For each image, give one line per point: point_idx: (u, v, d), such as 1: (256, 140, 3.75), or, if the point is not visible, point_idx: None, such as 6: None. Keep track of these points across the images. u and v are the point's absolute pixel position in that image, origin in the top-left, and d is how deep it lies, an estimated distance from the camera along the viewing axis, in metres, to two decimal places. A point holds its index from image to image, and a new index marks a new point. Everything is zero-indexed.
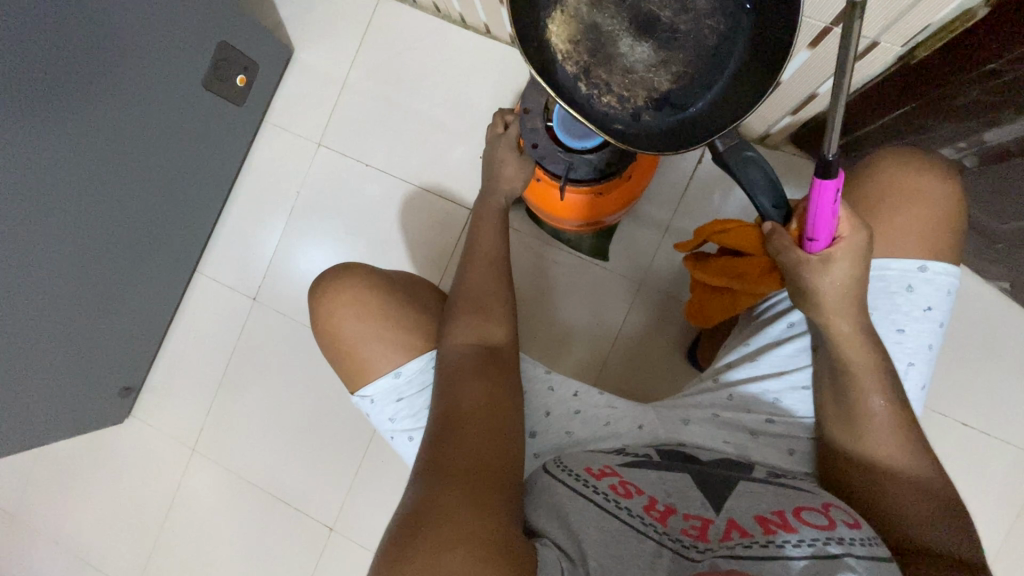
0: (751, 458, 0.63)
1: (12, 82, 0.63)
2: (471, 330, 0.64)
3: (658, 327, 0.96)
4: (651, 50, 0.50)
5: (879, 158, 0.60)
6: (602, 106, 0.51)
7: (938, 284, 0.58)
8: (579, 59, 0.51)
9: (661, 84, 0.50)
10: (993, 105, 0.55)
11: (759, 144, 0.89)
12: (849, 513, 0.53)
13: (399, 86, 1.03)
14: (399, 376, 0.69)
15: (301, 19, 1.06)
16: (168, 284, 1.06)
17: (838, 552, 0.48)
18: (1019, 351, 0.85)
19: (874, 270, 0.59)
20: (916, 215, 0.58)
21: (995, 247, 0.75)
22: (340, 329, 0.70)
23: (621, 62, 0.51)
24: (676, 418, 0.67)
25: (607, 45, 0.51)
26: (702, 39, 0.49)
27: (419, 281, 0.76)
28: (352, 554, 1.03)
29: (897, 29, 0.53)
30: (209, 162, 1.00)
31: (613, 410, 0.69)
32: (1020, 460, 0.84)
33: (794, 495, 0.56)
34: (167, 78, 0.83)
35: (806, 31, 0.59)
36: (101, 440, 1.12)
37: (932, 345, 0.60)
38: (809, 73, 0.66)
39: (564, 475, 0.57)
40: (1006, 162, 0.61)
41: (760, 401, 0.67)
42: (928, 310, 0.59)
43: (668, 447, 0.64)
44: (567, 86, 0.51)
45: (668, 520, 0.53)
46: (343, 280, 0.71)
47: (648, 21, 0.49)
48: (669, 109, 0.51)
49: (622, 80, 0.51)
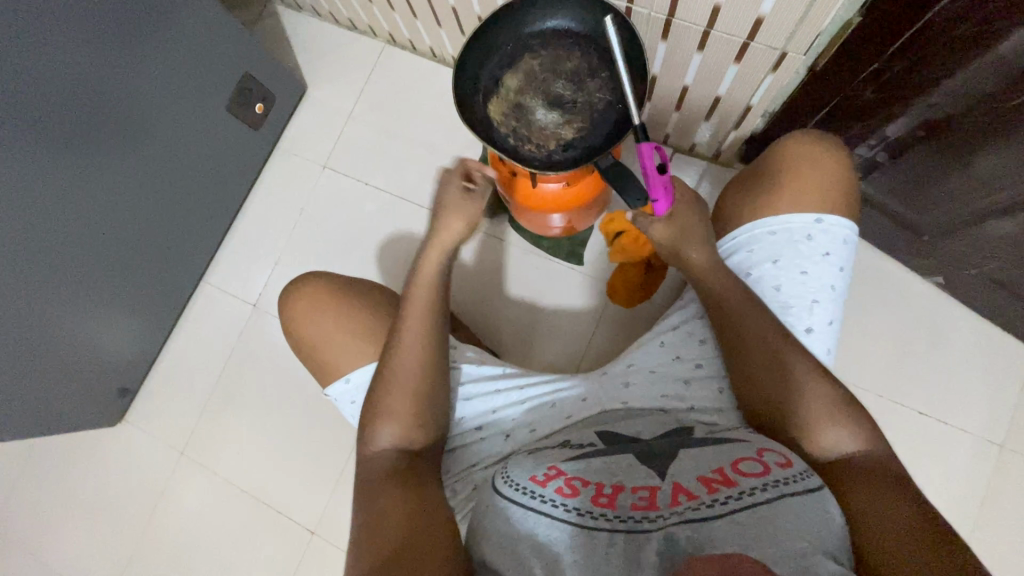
0: (684, 420, 0.66)
1: (51, 77, 0.75)
2: (386, 437, 0.66)
3: (628, 327, 1.02)
4: (559, 115, 0.70)
5: (785, 140, 0.72)
6: (524, 152, 0.70)
7: (834, 233, 0.68)
8: (509, 123, 0.70)
9: (566, 135, 0.70)
10: (885, 101, 0.67)
11: (713, 162, 1.01)
12: (781, 453, 0.57)
13: (398, 117, 1.17)
14: (349, 382, 0.74)
15: (315, 63, 1.22)
16: (176, 291, 1.14)
17: (775, 496, 0.51)
18: (964, 341, 0.91)
19: (779, 224, 0.69)
20: (816, 176, 0.69)
21: (923, 240, 0.84)
22: (300, 330, 0.76)
23: (538, 123, 0.70)
24: (618, 383, 0.72)
25: (527, 113, 0.70)
26: (594, 105, 0.70)
27: (373, 284, 0.80)
28: (333, 557, 1.03)
29: (796, 40, 0.64)
30: (224, 178, 1.12)
31: (557, 394, 0.74)
32: (976, 447, 0.89)
33: (731, 448, 0.58)
34: (195, 98, 0.96)
35: (729, 48, 0.70)
36: (92, 444, 1.15)
37: (835, 287, 0.68)
38: (740, 88, 0.77)
39: (508, 491, 0.55)
40: (911, 151, 0.73)
41: (690, 348, 0.73)
42: (826, 255, 0.68)
43: (612, 415, 0.69)
44: (499, 141, 0.70)
45: (616, 502, 0.53)
46: (302, 285, 0.77)
47: (555, 97, 0.70)
48: (573, 153, 0.69)
49: (538, 135, 0.70)
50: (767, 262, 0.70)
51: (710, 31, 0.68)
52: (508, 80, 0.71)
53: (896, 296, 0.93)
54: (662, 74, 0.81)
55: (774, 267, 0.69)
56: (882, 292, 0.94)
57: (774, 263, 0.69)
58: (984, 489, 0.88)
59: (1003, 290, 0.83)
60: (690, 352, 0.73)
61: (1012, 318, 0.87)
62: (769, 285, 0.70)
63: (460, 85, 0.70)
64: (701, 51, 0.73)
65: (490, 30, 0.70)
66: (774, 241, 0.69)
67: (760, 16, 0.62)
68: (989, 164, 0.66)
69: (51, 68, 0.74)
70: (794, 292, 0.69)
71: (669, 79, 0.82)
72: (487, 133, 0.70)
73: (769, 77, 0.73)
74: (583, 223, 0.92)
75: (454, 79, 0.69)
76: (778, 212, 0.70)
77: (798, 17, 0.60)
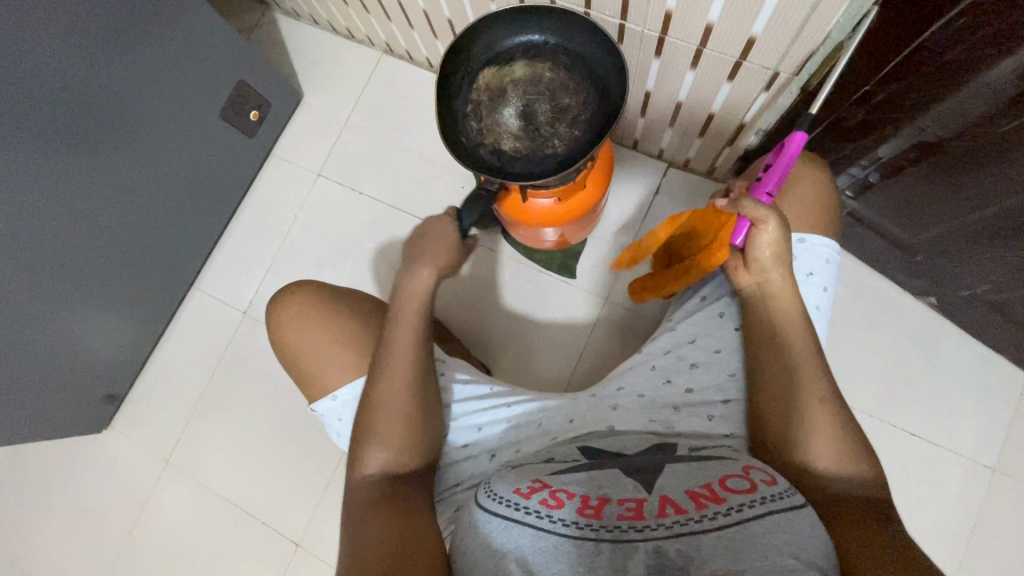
0: (670, 439, 0.65)
1: (42, 80, 0.74)
2: (375, 462, 0.64)
3: (620, 342, 1.01)
4: (519, 124, 0.68)
5: None
6: (464, 125, 0.68)
7: (817, 253, 0.68)
8: (482, 96, 0.68)
9: (505, 142, 0.68)
10: (877, 124, 0.68)
11: (707, 177, 1.01)
12: (767, 471, 0.56)
13: (394, 127, 1.17)
14: (336, 399, 0.73)
15: (312, 71, 1.22)
16: (166, 298, 1.13)
17: (762, 512, 0.50)
18: (956, 362, 0.91)
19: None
20: (800, 194, 0.69)
21: (915, 260, 0.84)
22: (283, 344, 0.74)
23: (499, 113, 0.68)
24: (606, 406, 0.71)
25: (501, 99, 0.68)
26: (547, 146, 0.67)
27: (365, 295, 0.79)
28: (317, 571, 1.02)
29: (788, 60, 0.64)
30: (217, 184, 1.11)
31: (544, 413, 0.72)
32: (967, 469, 0.88)
33: (717, 465, 0.57)
34: (190, 104, 0.96)
35: (722, 67, 0.70)
36: (77, 450, 1.14)
37: (820, 306, 0.69)
38: (733, 106, 0.77)
39: (491, 504, 0.54)
40: (902, 174, 0.73)
41: (681, 371, 0.71)
42: (810, 275, 0.69)
43: (595, 434, 0.67)
44: (456, 101, 0.69)
45: (603, 512, 0.52)
46: (283, 298, 0.75)
47: (531, 111, 0.68)
48: (496, 160, 0.68)
49: (488, 122, 0.68)
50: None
51: (703, 50, 0.68)
52: (517, 68, 0.68)
53: (888, 316, 0.93)
54: (656, 90, 0.81)
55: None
56: (874, 311, 0.93)
57: None
58: (976, 513, 0.87)
59: (995, 312, 0.82)
60: (680, 373, 0.72)
61: (1004, 340, 0.86)
62: None
63: (481, 31, 0.68)
64: (695, 68, 0.73)
65: (541, 15, 0.67)
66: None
67: (752, 36, 0.62)
68: (977, 187, 0.66)
69: (46, 74, 0.74)
70: None
71: (662, 94, 0.82)
72: (455, 87, 0.69)
73: (763, 95, 0.73)
74: (574, 235, 0.92)
75: (475, 21, 0.67)
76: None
77: (791, 37, 0.60)
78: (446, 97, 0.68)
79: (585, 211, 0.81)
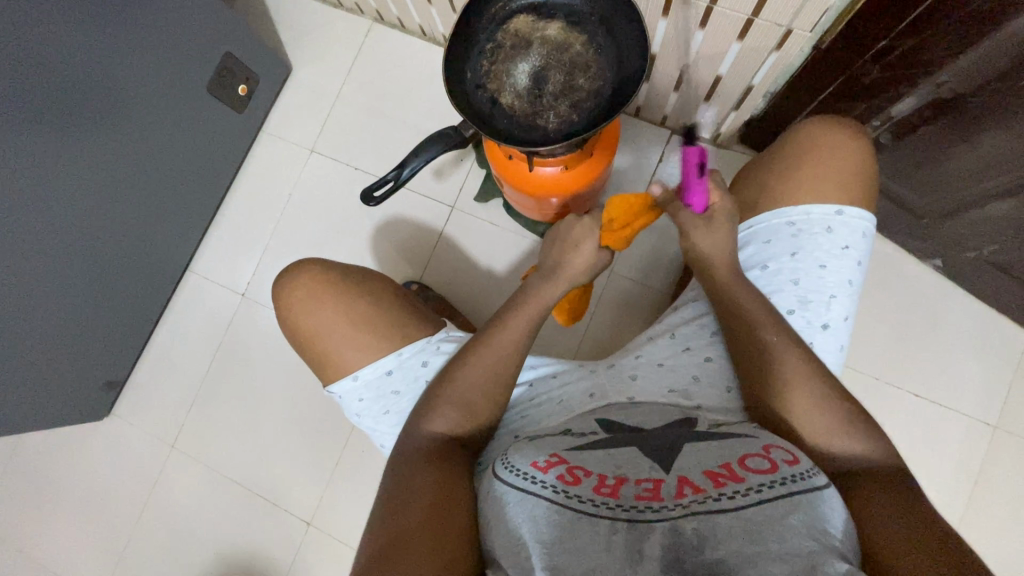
0: (690, 412, 0.64)
1: (23, 60, 0.70)
2: (444, 425, 0.64)
3: (628, 314, 1.01)
4: (527, 84, 0.65)
5: (804, 124, 0.72)
6: (478, 62, 0.66)
7: (853, 226, 0.68)
8: (507, 40, 0.65)
9: (504, 95, 0.65)
10: (892, 81, 0.66)
11: (713, 144, 1.00)
12: (788, 451, 0.56)
13: (388, 99, 1.13)
14: (358, 379, 0.72)
15: (300, 41, 1.17)
16: (161, 281, 1.11)
17: (782, 493, 0.49)
18: (960, 323, 0.92)
19: (799, 214, 0.69)
20: (834, 165, 0.68)
21: (923, 222, 0.84)
22: (298, 322, 0.72)
23: (514, 63, 0.65)
24: (625, 376, 0.71)
25: (523, 52, 0.65)
26: (539, 118, 0.65)
27: (375, 272, 0.77)
28: (330, 549, 1.02)
29: (803, 16, 0.62)
30: (207, 162, 1.07)
31: (565, 390, 0.72)
32: (970, 428, 0.90)
33: (737, 444, 0.57)
34: (176, 80, 0.92)
35: (732, 25, 0.67)
36: (79, 438, 1.13)
37: (852, 282, 0.68)
38: (742, 68, 0.75)
39: (510, 477, 0.54)
40: (916, 133, 0.72)
41: (701, 339, 0.72)
42: (846, 249, 0.68)
43: (617, 405, 0.66)
44: (481, 35, 0.66)
45: (620, 492, 0.52)
46: (296, 273, 0.74)
47: (542, 76, 0.65)
48: (488, 108, 0.66)
49: (500, 68, 0.65)
50: (785, 254, 0.69)
51: (713, 7, 0.65)
52: (552, 29, 0.65)
53: (894, 280, 0.93)
54: (662, 53, 0.79)
55: (793, 260, 0.69)
56: (880, 274, 0.93)
57: (792, 256, 0.69)
58: (977, 471, 0.88)
59: (1001, 273, 0.83)
60: (701, 344, 0.72)
61: (1008, 301, 0.87)
62: (786, 279, 0.69)
63: None
64: (703, 28, 0.70)
65: None
66: (791, 232, 0.69)
67: None
68: (993, 146, 0.65)
69: (27, 52, 0.70)
70: (813, 286, 0.68)
71: (668, 58, 0.79)
72: (486, 21, 0.66)
73: (773, 56, 0.71)
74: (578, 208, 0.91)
75: None
76: (797, 202, 0.69)
77: None
78: (473, 27, 0.66)
79: (590, 181, 0.79)
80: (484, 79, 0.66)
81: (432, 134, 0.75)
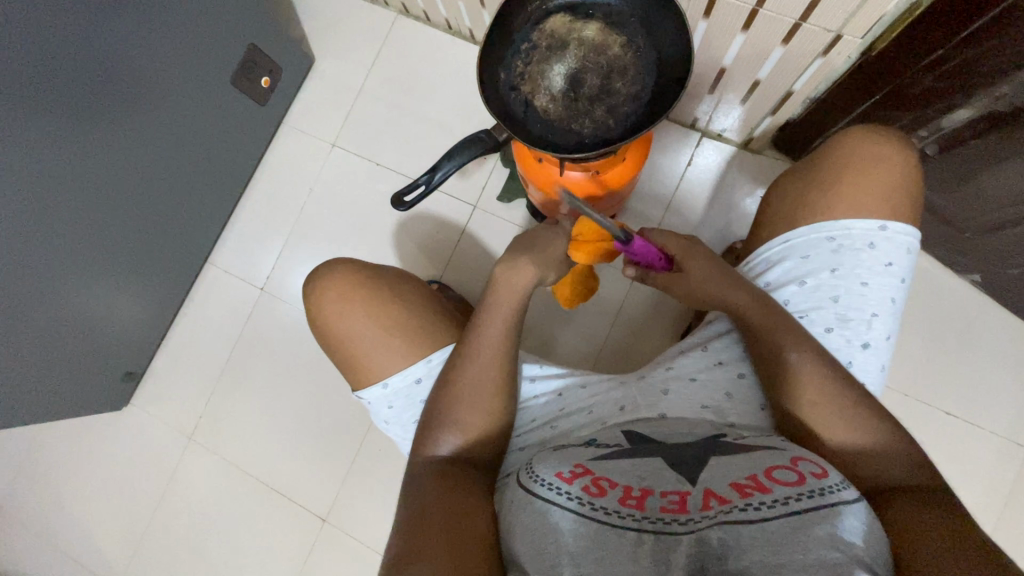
0: (721, 428, 0.63)
1: (49, 49, 0.69)
2: (448, 445, 0.63)
3: (652, 320, 0.99)
4: (562, 86, 0.63)
5: (849, 133, 0.68)
6: (512, 63, 0.64)
7: (898, 242, 0.65)
8: (543, 40, 0.63)
9: (538, 98, 0.63)
10: (945, 91, 0.64)
11: (744, 148, 0.97)
12: (816, 463, 0.54)
13: (412, 93, 1.11)
14: (387, 387, 0.71)
15: (324, 33, 1.15)
16: (181, 273, 1.10)
17: (809, 506, 0.48)
18: (996, 340, 0.89)
19: (840, 229, 0.66)
20: (879, 179, 0.65)
21: (963, 236, 0.81)
22: (328, 326, 0.71)
23: (550, 65, 0.63)
24: (657, 390, 0.68)
25: (559, 53, 0.63)
26: (574, 123, 0.63)
27: (403, 275, 0.76)
28: (345, 546, 1.02)
29: (856, 21, 0.59)
30: (228, 154, 1.06)
31: (594, 401, 0.70)
32: (1003, 448, 0.87)
33: (765, 456, 0.55)
34: (200, 71, 0.91)
35: (778, 28, 0.64)
36: (99, 427, 1.13)
37: (895, 300, 0.66)
38: (784, 72, 0.73)
39: (535, 488, 0.53)
40: (965, 146, 0.69)
41: (732, 352, 0.71)
42: (889, 266, 0.65)
43: (646, 421, 0.64)
44: (517, 35, 0.64)
45: (645, 504, 0.51)
46: (324, 276, 0.73)
47: (578, 79, 0.63)
48: (520, 110, 0.64)
49: (535, 70, 0.63)
50: (824, 270, 0.67)
51: (759, 9, 0.62)
52: (590, 30, 0.63)
53: (928, 294, 0.90)
54: (700, 55, 0.76)
55: (833, 276, 0.66)
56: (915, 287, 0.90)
57: (832, 271, 0.66)
58: (1008, 492, 0.86)
59: None
60: (732, 357, 0.70)
61: None
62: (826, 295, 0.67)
63: None
64: (745, 31, 0.68)
65: None
66: (831, 247, 0.67)
67: None
68: None
69: (53, 42, 0.69)
70: (853, 304, 0.66)
71: (707, 60, 0.77)
72: (522, 20, 0.64)
73: (818, 61, 0.68)
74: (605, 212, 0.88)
75: None
76: (837, 216, 0.67)
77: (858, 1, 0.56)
78: (508, 26, 0.64)
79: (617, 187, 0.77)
80: (517, 81, 0.64)
81: (463, 139, 0.73)
